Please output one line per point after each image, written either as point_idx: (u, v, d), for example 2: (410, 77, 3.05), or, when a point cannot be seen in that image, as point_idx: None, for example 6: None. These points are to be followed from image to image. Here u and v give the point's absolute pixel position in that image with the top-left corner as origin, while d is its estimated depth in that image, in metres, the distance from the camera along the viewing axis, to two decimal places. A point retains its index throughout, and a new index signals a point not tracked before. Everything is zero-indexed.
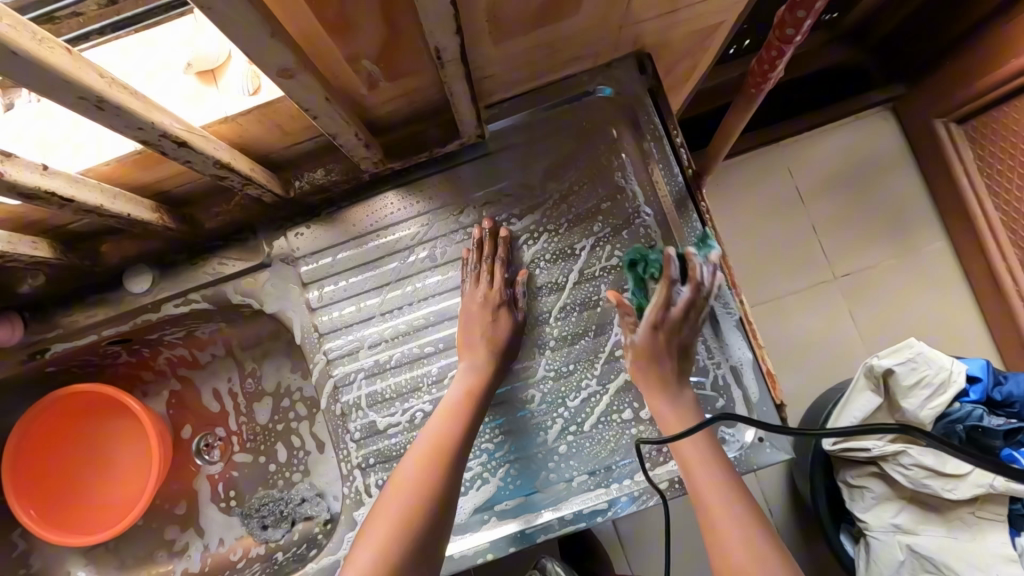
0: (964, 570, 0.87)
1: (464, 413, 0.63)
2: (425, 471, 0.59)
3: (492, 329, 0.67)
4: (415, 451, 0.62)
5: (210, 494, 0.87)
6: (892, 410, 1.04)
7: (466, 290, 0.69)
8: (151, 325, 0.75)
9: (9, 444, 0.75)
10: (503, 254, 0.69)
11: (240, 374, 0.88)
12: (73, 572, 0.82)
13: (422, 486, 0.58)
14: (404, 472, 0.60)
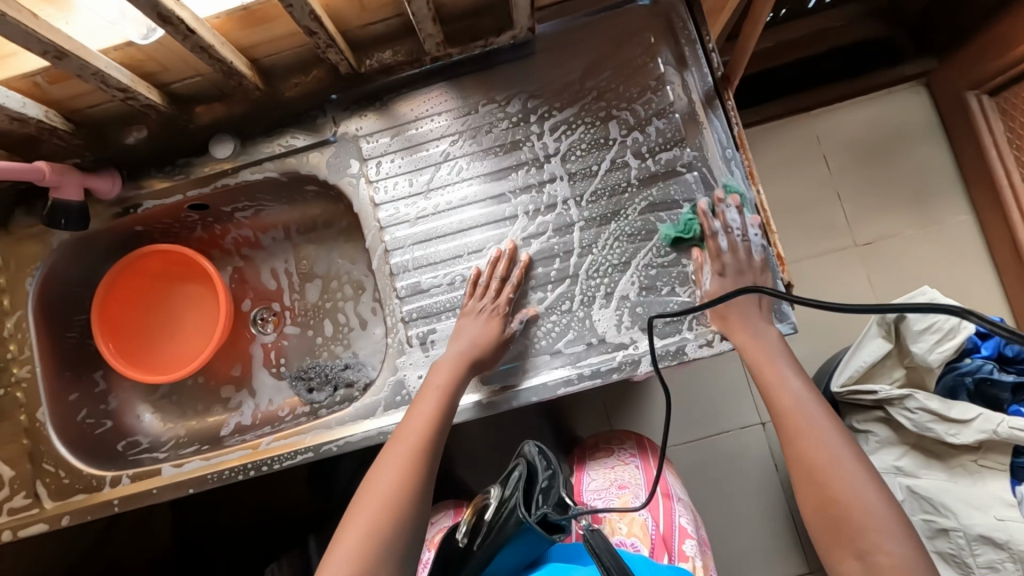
0: (969, 512, 0.89)
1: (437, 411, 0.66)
2: (414, 445, 0.63)
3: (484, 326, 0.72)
4: (403, 429, 0.65)
5: (263, 360, 0.98)
6: (902, 357, 0.97)
7: (468, 297, 0.76)
8: (227, 191, 0.85)
9: (101, 289, 0.86)
10: (517, 278, 0.75)
11: (296, 257, 0.98)
12: (141, 414, 0.94)
13: (414, 464, 0.61)
14: (394, 451, 0.63)
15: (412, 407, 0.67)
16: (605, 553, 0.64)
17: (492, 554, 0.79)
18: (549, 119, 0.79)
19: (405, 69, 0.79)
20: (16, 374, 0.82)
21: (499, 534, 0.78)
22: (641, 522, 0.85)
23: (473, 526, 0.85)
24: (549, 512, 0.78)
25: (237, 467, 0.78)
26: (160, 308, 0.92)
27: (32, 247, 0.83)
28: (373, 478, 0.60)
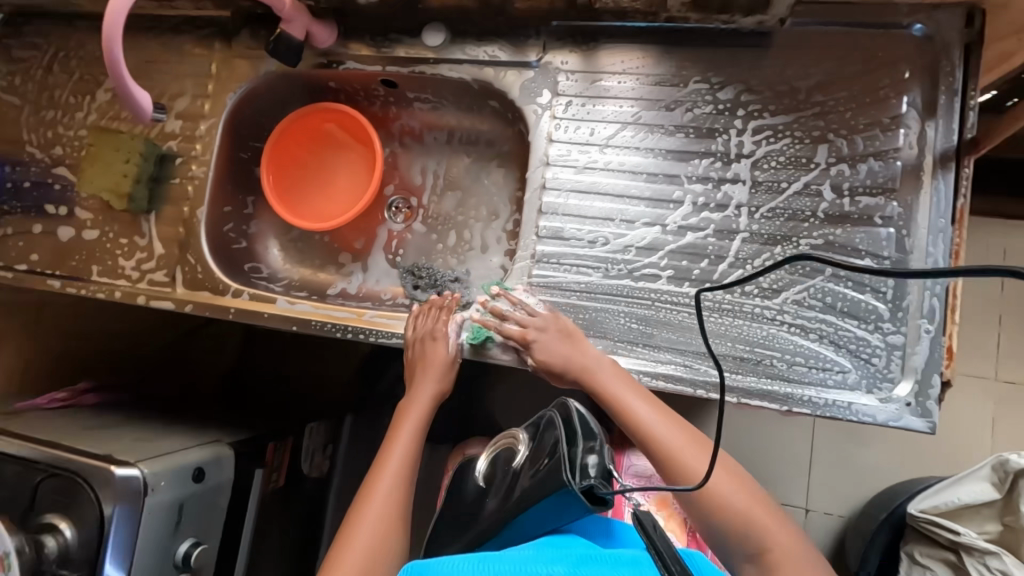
0: None
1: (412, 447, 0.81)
2: (390, 481, 0.77)
3: (438, 366, 0.81)
4: (382, 466, 0.79)
5: (384, 244, 1.03)
6: (1005, 515, 0.86)
7: (417, 319, 0.83)
8: (419, 78, 0.88)
9: (282, 125, 0.94)
10: (451, 305, 0.83)
11: (448, 164, 1.01)
12: (269, 247, 1.02)
13: (390, 499, 0.76)
14: (373, 486, 0.77)
15: (389, 444, 0.81)
16: (657, 534, 0.66)
17: (521, 510, 0.72)
18: (756, 118, 0.74)
19: (637, 20, 0.78)
20: (193, 171, 0.92)
21: (536, 488, 0.71)
22: (679, 518, 0.89)
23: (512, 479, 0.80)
24: (598, 484, 0.68)
25: (338, 325, 0.84)
26: (320, 161, 0.99)
27: (243, 67, 0.92)
28: (356, 518, 0.74)
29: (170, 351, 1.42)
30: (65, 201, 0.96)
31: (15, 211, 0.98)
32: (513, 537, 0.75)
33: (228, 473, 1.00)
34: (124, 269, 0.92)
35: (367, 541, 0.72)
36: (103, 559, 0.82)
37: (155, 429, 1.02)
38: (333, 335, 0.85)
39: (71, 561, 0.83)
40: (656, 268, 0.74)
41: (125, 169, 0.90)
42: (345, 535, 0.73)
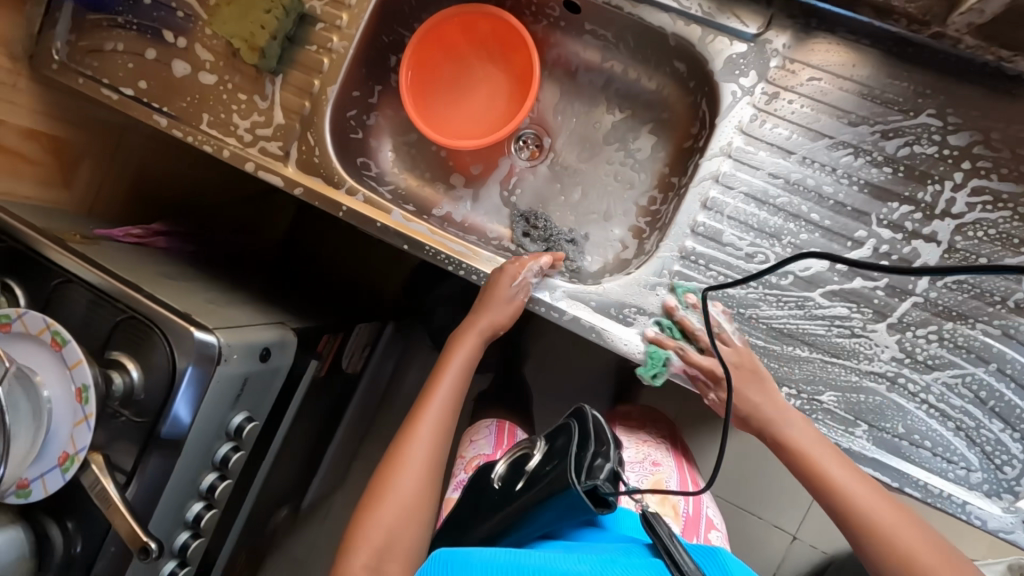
0: None
1: (450, 409, 0.83)
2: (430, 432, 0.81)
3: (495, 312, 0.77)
4: (423, 414, 0.82)
5: (502, 177, 0.96)
6: None
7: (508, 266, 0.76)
8: (609, 12, 0.77)
9: (436, 18, 0.84)
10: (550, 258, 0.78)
11: (595, 112, 0.92)
12: (382, 145, 0.95)
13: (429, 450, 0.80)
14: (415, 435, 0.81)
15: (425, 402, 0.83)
16: (668, 537, 0.65)
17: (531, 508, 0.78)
18: (981, 177, 0.66)
19: (898, 24, 0.67)
20: (333, 43, 0.83)
21: (546, 485, 0.77)
22: (674, 502, 0.92)
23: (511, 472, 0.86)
24: (600, 485, 0.76)
25: (454, 259, 0.79)
26: (463, 68, 0.90)
27: None
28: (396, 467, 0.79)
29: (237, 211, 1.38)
30: (186, 33, 0.88)
31: (129, 30, 0.90)
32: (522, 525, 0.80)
33: (285, 360, 0.99)
34: (237, 128, 0.85)
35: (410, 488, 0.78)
36: (171, 402, 0.82)
37: (224, 295, 1.01)
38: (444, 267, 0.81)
39: (134, 404, 0.84)
40: (809, 304, 0.69)
41: (263, 20, 0.80)
42: (387, 479, 0.79)
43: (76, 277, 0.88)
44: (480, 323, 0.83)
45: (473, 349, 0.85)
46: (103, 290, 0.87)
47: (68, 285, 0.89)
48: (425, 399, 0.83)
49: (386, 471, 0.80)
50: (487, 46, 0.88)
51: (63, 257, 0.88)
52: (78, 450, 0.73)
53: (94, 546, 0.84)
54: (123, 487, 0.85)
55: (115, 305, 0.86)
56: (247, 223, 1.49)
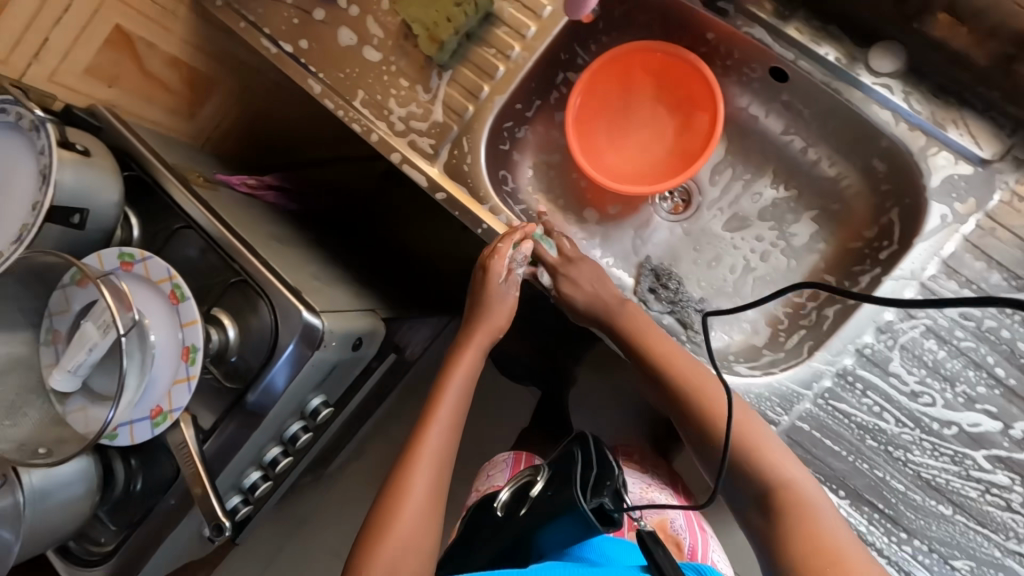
0: None
1: (460, 403, 0.83)
2: (434, 451, 0.78)
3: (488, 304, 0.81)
4: (428, 431, 0.80)
5: (638, 224, 0.90)
6: None
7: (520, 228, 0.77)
8: (823, 94, 0.71)
9: (622, 48, 0.78)
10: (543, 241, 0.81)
11: (758, 182, 0.86)
12: (524, 161, 0.91)
13: (433, 467, 0.77)
14: (418, 452, 0.78)
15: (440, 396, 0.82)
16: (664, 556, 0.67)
17: (538, 526, 0.81)
18: None
19: None
20: (513, 51, 0.78)
21: (551, 504, 0.80)
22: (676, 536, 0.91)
23: (515, 499, 0.89)
24: (607, 502, 0.77)
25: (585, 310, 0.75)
26: (631, 103, 0.84)
27: None
28: (402, 488, 0.76)
29: (345, 171, 1.34)
30: (360, 1, 0.84)
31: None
32: (535, 547, 0.83)
33: (370, 352, 0.96)
34: (390, 113, 0.81)
35: (415, 511, 0.74)
36: (268, 370, 0.80)
37: (324, 270, 0.98)
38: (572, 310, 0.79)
39: (227, 364, 0.83)
40: (969, 463, 0.63)
41: (450, 12, 0.76)
42: (395, 501, 0.75)
43: (197, 226, 0.86)
44: (481, 331, 0.83)
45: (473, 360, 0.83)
46: (221, 246, 0.85)
47: (188, 231, 0.87)
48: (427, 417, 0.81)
49: (393, 490, 0.76)
50: (661, 86, 0.82)
51: (187, 201, 0.86)
52: (173, 408, 0.72)
53: (157, 491, 0.84)
54: (200, 443, 0.84)
55: (231, 265, 0.85)
56: None
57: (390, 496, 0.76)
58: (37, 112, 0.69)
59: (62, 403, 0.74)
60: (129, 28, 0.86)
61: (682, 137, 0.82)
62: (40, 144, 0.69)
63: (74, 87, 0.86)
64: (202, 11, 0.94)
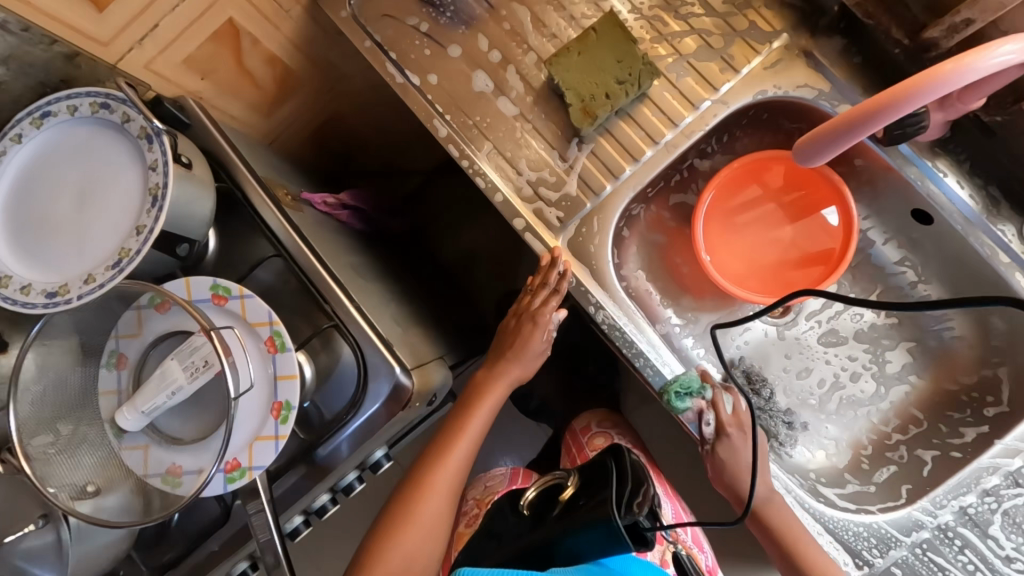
0: None
1: (485, 407, 0.81)
2: (456, 470, 0.77)
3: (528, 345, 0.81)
4: (458, 445, 0.78)
5: (732, 317, 0.89)
6: None
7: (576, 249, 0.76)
8: (964, 246, 0.72)
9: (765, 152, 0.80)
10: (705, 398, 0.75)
11: (861, 303, 0.86)
12: (633, 235, 0.87)
13: (450, 488, 0.76)
14: (447, 462, 0.77)
15: (468, 416, 0.80)
16: None
17: (567, 530, 0.71)
18: None
19: None
20: (663, 138, 0.75)
21: (579, 515, 0.70)
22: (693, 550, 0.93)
23: (546, 503, 0.80)
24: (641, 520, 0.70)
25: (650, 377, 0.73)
26: (751, 199, 0.85)
27: (801, 76, 0.73)
28: (419, 499, 0.74)
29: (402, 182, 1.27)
30: (503, 47, 0.78)
31: (439, 15, 0.80)
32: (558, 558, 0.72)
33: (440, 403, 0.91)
34: (519, 174, 0.77)
35: (429, 515, 0.73)
36: (342, 429, 0.75)
37: (400, 310, 0.92)
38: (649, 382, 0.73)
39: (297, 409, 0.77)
40: None
41: (610, 88, 0.72)
42: (413, 499, 0.74)
43: (287, 256, 0.79)
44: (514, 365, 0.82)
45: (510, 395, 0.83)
46: (312, 283, 0.78)
47: (274, 259, 0.79)
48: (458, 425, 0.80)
49: (412, 497, 0.74)
50: (785, 193, 0.84)
51: (278, 226, 0.79)
52: (252, 466, 0.65)
53: (197, 534, 0.76)
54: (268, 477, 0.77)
55: (322, 306, 0.78)
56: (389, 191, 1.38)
57: (406, 502, 0.74)
58: (154, 123, 0.61)
59: (117, 437, 0.67)
60: (241, 22, 0.77)
61: (796, 247, 0.84)
62: (151, 159, 0.61)
63: (169, 76, 0.76)
64: (315, 14, 0.86)
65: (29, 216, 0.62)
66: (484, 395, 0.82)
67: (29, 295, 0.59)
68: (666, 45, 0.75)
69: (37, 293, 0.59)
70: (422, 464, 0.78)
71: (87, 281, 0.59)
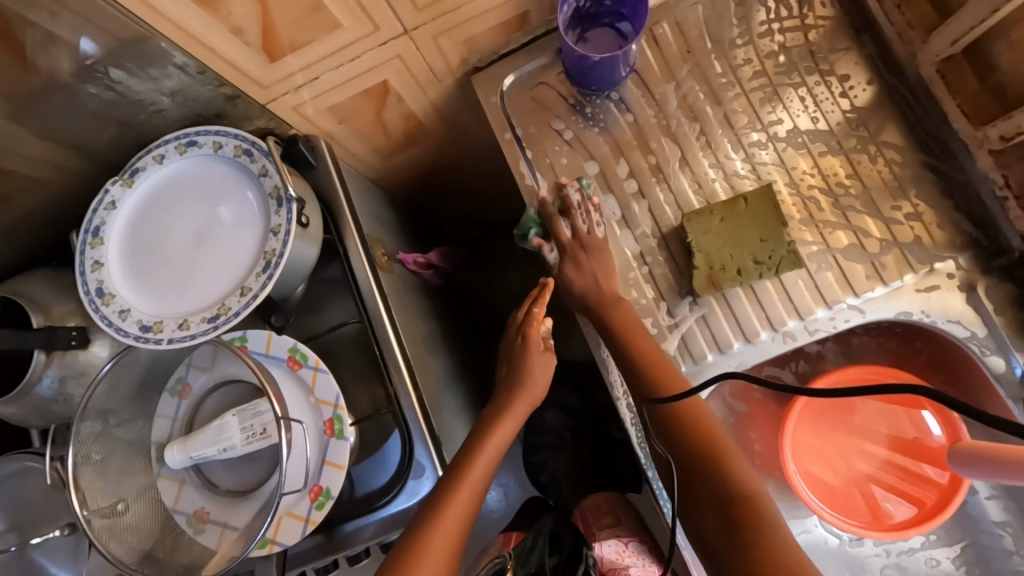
0: None
1: (492, 438, 0.73)
2: (457, 525, 0.66)
3: (523, 363, 0.77)
4: (460, 480, 0.68)
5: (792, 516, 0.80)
6: None
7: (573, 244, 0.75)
8: None
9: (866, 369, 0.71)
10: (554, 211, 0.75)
11: (940, 549, 0.76)
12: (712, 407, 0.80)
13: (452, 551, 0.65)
14: (449, 504, 0.66)
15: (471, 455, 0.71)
16: None
17: None
18: None
19: None
20: (781, 325, 0.69)
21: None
22: None
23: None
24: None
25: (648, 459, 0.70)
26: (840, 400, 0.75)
27: (955, 310, 0.66)
28: (421, 548, 0.64)
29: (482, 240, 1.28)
30: (642, 179, 0.75)
31: (587, 126, 0.77)
32: None
33: (457, 439, 0.85)
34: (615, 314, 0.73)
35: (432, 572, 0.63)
36: (371, 512, 0.73)
37: (453, 395, 0.90)
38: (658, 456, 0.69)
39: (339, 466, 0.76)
40: None
41: (744, 264, 0.67)
42: (412, 549, 0.64)
43: (367, 324, 0.77)
44: (520, 389, 0.76)
45: (516, 425, 0.75)
46: (382, 358, 0.76)
47: (353, 323, 0.79)
48: (461, 459, 0.70)
49: (410, 549, 0.64)
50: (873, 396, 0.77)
51: (367, 290, 0.78)
52: (275, 540, 0.64)
53: None
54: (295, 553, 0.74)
55: (386, 386, 0.76)
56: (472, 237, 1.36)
57: (405, 554, 0.64)
58: (289, 189, 0.61)
59: (160, 463, 0.67)
60: (394, 85, 0.77)
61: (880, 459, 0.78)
62: (274, 223, 0.61)
63: (311, 118, 0.77)
64: (464, 88, 0.85)
65: (147, 238, 0.63)
66: (491, 427, 0.74)
67: (123, 321, 0.59)
68: (813, 232, 0.70)
69: (131, 321, 0.59)
70: (421, 507, 0.68)
71: (180, 326, 0.58)
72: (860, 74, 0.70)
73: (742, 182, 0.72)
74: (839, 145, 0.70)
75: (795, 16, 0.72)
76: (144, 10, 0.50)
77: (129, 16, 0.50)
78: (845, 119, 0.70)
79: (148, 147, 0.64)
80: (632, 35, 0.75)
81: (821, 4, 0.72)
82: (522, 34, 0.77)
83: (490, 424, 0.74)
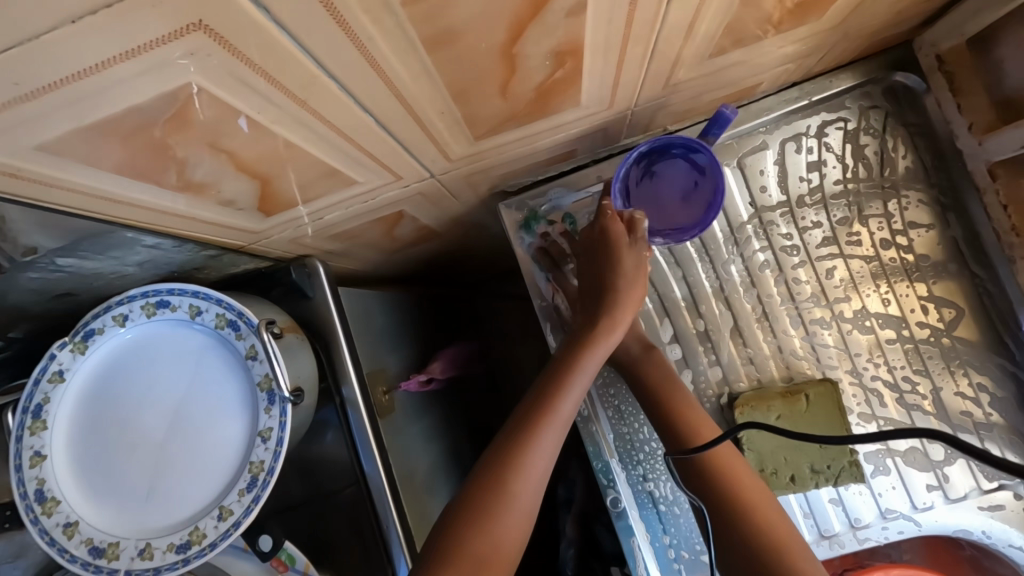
0: None
1: (591, 347, 0.58)
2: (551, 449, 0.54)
3: (612, 265, 0.58)
4: (557, 403, 0.56)
5: None
6: None
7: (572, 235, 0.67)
8: None
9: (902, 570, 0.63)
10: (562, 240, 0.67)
11: None
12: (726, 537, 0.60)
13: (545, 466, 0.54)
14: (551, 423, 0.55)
15: (569, 372, 0.57)
16: None
17: None
18: None
19: None
20: (831, 529, 0.62)
21: None
22: None
23: None
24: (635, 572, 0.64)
25: (620, 498, 0.64)
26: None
27: (1018, 534, 0.60)
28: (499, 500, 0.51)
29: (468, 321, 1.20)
30: (687, 344, 0.66)
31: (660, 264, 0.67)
32: None
33: (424, 472, 0.77)
34: (630, 443, 0.66)
35: (521, 520, 0.51)
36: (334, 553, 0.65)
37: (430, 464, 0.80)
38: (626, 504, 0.64)
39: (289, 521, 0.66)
40: None
41: (799, 470, 0.61)
42: (499, 484, 0.51)
43: (364, 491, 0.65)
44: (611, 315, 0.58)
45: (604, 355, 0.58)
46: (371, 503, 0.65)
47: (348, 490, 0.66)
48: (538, 392, 0.57)
49: (499, 474, 0.52)
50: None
51: (366, 452, 0.65)
52: None
53: None
54: None
55: (372, 525, 0.65)
56: (470, 302, 1.25)
57: (488, 483, 0.51)
58: (283, 385, 0.50)
59: None
60: (410, 211, 0.65)
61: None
62: (263, 424, 0.50)
63: (310, 246, 0.65)
64: (488, 203, 0.74)
65: (105, 420, 0.51)
66: (582, 351, 0.58)
67: (69, 541, 0.48)
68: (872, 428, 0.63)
69: (79, 541, 0.49)
70: (493, 452, 0.54)
71: (141, 554, 0.49)
72: (939, 256, 0.63)
73: (798, 363, 0.64)
74: (910, 333, 0.63)
75: (873, 177, 0.65)
76: (104, 204, 0.38)
77: (82, 210, 0.38)
78: (919, 305, 0.63)
79: (107, 305, 0.52)
80: (710, 167, 0.59)
81: (904, 166, 0.64)
82: (562, 164, 0.67)
83: (571, 351, 0.58)
